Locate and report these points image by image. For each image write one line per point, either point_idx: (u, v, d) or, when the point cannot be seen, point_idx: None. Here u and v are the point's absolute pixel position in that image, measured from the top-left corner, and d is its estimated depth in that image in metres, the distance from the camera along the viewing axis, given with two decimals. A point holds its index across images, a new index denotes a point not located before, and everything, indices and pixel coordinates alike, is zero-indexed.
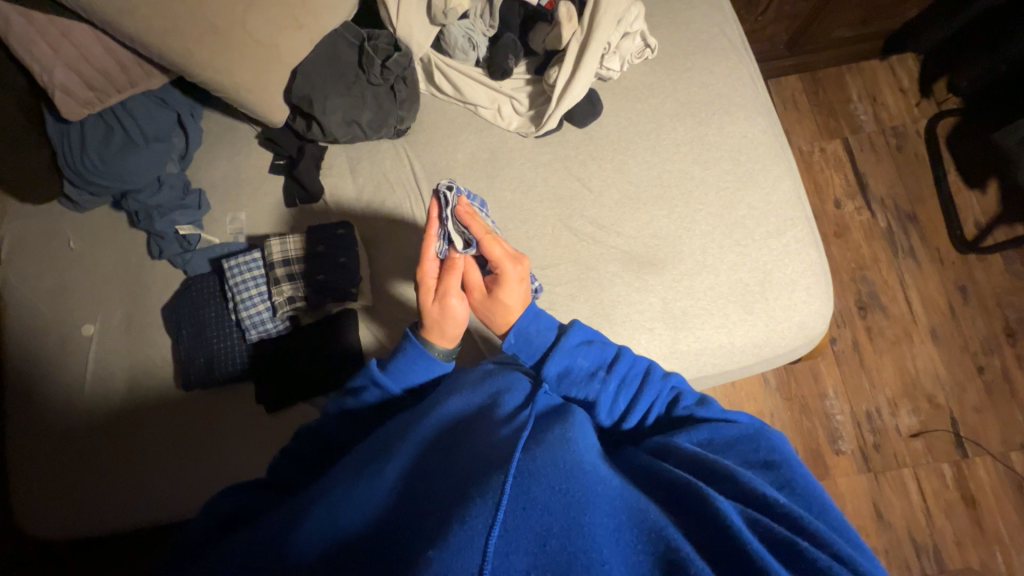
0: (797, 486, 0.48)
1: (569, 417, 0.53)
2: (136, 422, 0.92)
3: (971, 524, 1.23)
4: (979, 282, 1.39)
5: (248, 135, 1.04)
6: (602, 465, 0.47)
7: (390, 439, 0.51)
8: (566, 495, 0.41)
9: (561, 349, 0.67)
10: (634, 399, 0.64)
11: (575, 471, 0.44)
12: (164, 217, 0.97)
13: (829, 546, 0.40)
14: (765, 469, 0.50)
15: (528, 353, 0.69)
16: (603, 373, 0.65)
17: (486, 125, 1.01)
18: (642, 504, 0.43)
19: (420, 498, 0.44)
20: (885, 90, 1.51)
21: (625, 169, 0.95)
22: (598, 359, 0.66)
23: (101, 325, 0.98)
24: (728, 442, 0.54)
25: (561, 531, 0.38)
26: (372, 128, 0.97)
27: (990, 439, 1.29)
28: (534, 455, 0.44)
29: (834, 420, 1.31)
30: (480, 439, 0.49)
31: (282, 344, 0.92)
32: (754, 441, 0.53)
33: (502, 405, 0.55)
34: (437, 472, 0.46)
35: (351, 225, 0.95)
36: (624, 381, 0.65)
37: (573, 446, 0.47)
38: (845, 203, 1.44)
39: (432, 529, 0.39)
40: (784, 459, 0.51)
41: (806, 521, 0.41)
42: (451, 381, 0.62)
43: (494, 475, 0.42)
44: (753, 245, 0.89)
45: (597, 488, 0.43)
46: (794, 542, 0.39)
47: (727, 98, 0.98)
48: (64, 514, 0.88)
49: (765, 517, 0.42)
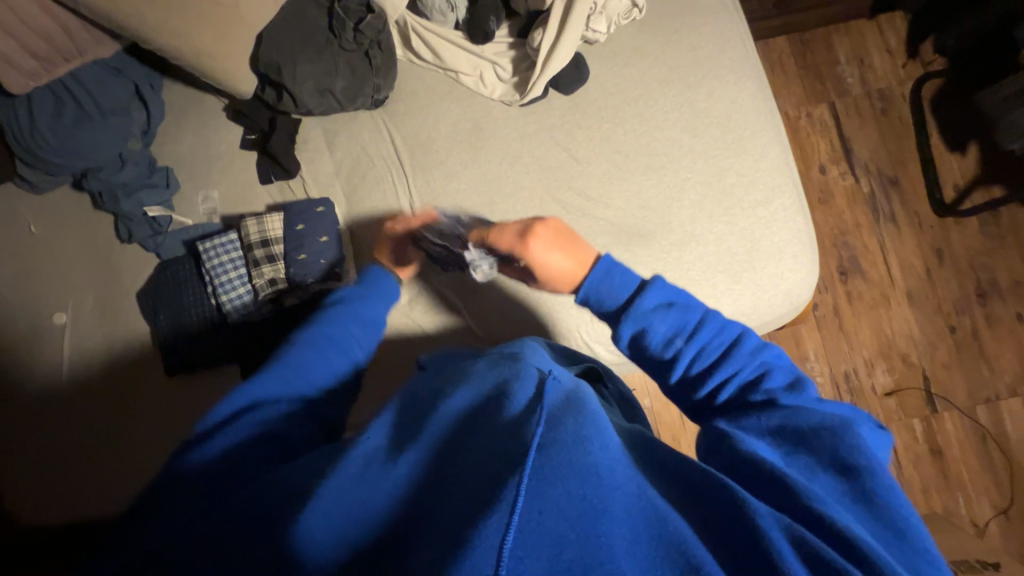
0: (873, 498, 0.42)
1: (585, 410, 0.47)
2: (117, 409, 0.90)
3: (937, 473, 1.32)
4: (955, 245, 1.42)
5: (214, 107, 0.98)
6: (620, 466, 0.42)
7: (405, 428, 0.50)
8: (583, 501, 0.38)
9: (634, 312, 0.61)
10: (712, 371, 0.58)
11: (592, 475, 0.40)
12: (131, 197, 0.91)
13: (871, 562, 0.36)
14: (841, 475, 0.44)
15: (604, 307, 0.64)
16: (680, 342, 0.59)
17: (467, 93, 0.96)
18: (655, 507, 0.40)
19: (428, 500, 0.42)
20: (872, 51, 1.49)
21: (613, 138, 0.93)
22: (680, 324, 0.60)
23: (73, 313, 0.94)
24: (800, 431, 0.48)
25: (578, 537, 0.36)
26: (347, 98, 0.92)
27: (959, 394, 1.36)
28: (549, 455, 0.40)
29: (814, 381, 1.36)
30: (492, 438, 0.44)
31: (264, 327, 0.87)
32: (835, 436, 0.46)
33: (513, 399, 0.48)
34: (449, 473, 0.44)
35: (331, 202, 0.93)
36: (704, 350, 0.59)
37: (590, 447, 0.42)
38: (830, 168, 1.45)
39: (446, 534, 0.37)
40: (868, 463, 0.44)
41: (835, 521, 0.39)
42: (458, 376, 0.57)
43: (505, 474, 0.40)
44: (741, 214, 0.89)
45: (615, 495, 0.39)
46: (832, 557, 0.36)
47: (716, 60, 0.95)
48: (51, 504, 0.87)
49: (808, 535, 0.38)
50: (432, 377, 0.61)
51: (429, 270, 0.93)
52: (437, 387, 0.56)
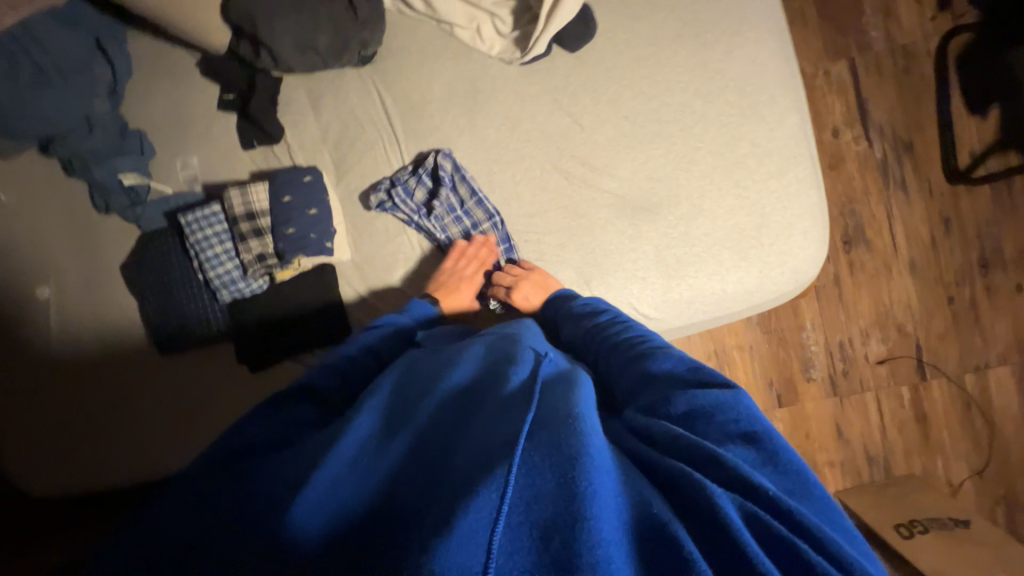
0: (778, 461, 0.40)
1: (578, 394, 0.44)
2: (111, 383, 0.89)
3: (919, 437, 1.37)
4: (963, 213, 1.38)
5: (186, 63, 0.90)
6: (605, 448, 0.39)
7: (393, 412, 0.47)
8: (571, 486, 0.34)
9: (558, 306, 0.75)
10: (603, 345, 0.61)
11: (583, 456, 0.36)
12: (103, 164, 0.85)
13: (828, 549, 0.34)
14: (745, 444, 0.41)
15: (548, 304, 0.77)
16: (586, 321, 0.67)
17: (462, 50, 0.88)
18: (643, 499, 0.36)
19: (411, 480, 0.38)
20: (901, 1, 1.37)
21: (621, 102, 0.86)
22: (591, 308, 0.69)
23: (56, 286, 0.90)
24: (706, 412, 0.44)
25: (565, 525, 0.32)
26: (332, 55, 0.83)
27: (949, 362, 1.37)
28: (538, 441, 0.37)
29: (809, 350, 1.37)
30: (483, 421, 0.42)
31: (259, 304, 0.86)
32: (729, 410, 0.43)
33: (508, 381, 0.46)
34: (437, 455, 0.40)
35: (318, 170, 0.87)
36: (598, 326, 0.64)
37: (581, 427, 0.39)
38: (843, 132, 1.38)
39: (428, 526, 0.32)
40: (754, 427, 0.42)
41: (795, 509, 0.35)
42: (439, 361, 0.56)
43: (496, 459, 0.35)
44: (753, 187, 0.85)
45: (604, 477, 0.36)
46: (803, 550, 0.33)
47: (736, 14, 0.87)
48: (51, 474, 0.88)
49: (760, 509, 0.35)
50: (430, 354, 0.60)
51: (426, 245, 0.90)
52: (421, 369, 0.55)
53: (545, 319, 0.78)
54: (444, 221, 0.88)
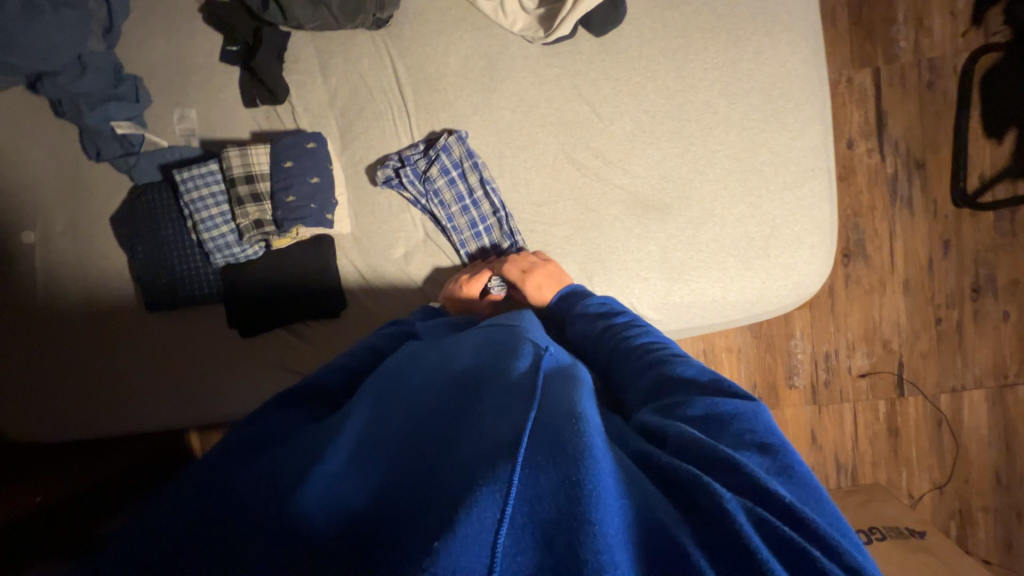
0: (794, 472, 0.40)
1: (579, 393, 0.43)
2: (96, 335, 0.87)
3: (889, 449, 1.41)
4: (964, 237, 1.39)
5: (189, 7, 0.85)
6: (608, 450, 0.38)
7: (390, 405, 0.46)
8: (575, 488, 0.32)
9: (567, 303, 0.73)
10: (618, 346, 0.60)
11: (586, 456, 0.34)
12: (96, 109, 0.81)
13: (838, 554, 0.33)
14: (760, 453, 0.41)
15: (558, 298, 0.75)
16: (600, 321, 0.66)
17: (483, 23, 0.84)
18: (649, 501, 0.35)
19: (410, 471, 0.37)
20: (935, 13, 1.33)
21: (642, 95, 0.84)
22: (604, 309, 0.68)
23: (41, 232, 0.87)
24: (723, 418, 0.43)
25: (569, 527, 0.30)
26: (345, 14, 0.78)
27: (928, 382, 1.41)
28: (540, 440, 0.36)
29: (794, 358, 1.39)
30: (485, 415, 0.40)
31: (254, 270, 0.84)
32: (745, 421, 0.43)
33: (508, 375, 0.44)
34: (435, 447, 0.39)
35: (322, 137, 0.83)
36: (614, 327, 0.63)
37: (584, 426, 0.37)
38: (858, 143, 1.36)
39: (426, 525, 0.31)
40: (770, 439, 0.42)
41: (807, 515, 0.34)
42: (439, 354, 0.54)
43: (498, 457, 0.34)
44: (766, 196, 0.83)
45: (608, 478, 0.34)
46: (814, 555, 0.32)
47: (770, 13, 0.83)
48: (31, 421, 0.87)
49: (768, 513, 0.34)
50: (427, 347, 0.58)
51: (429, 227, 0.88)
52: (425, 361, 0.54)
53: (550, 317, 0.77)
54: (450, 206, 0.85)
